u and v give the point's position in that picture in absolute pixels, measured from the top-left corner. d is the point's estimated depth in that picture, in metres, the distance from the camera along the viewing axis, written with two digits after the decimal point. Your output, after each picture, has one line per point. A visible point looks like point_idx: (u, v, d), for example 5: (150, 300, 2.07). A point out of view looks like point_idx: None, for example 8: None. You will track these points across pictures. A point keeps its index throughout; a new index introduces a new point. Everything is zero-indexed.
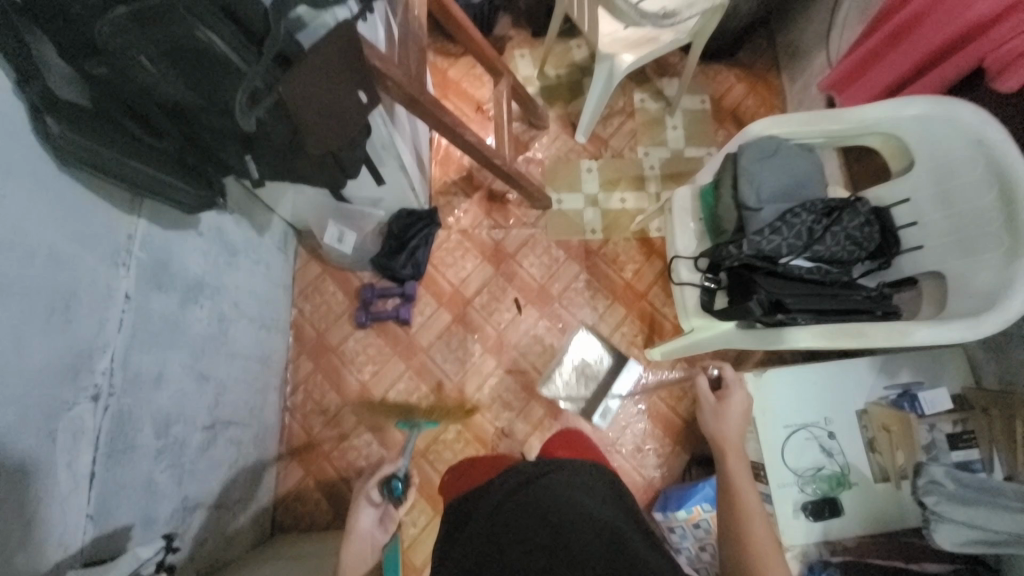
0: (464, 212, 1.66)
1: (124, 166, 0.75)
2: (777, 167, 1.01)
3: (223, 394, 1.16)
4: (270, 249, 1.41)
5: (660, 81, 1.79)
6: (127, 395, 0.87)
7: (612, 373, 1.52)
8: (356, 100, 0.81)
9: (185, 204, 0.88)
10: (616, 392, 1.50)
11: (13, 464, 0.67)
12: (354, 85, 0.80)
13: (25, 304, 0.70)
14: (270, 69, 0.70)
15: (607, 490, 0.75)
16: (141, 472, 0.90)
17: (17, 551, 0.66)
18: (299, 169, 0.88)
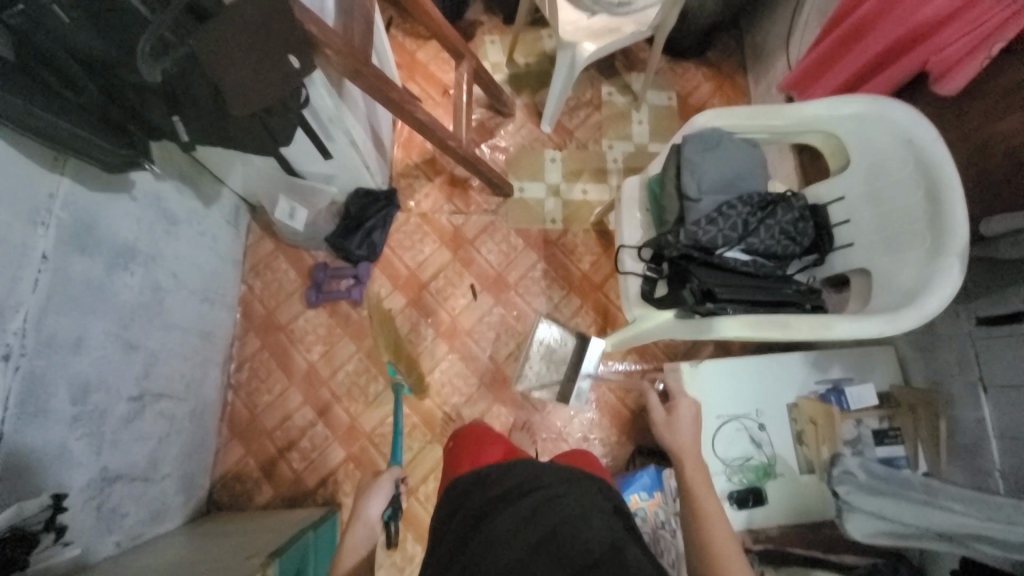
0: (424, 195, 1.65)
1: (42, 123, 0.71)
2: (719, 159, 1.02)
3: (155, 364, 1.13)
4: (217, 221, 1.38)
5: (628, 76, 1.79)
6: (41, 356, 0.84)
7: (577, 352, 1.47)
8: (286, 64, 0.80)
9: (106, 162, 0.85)
10: (587, 369, 1.44)
11: None
12: (285, 47, 0.78)
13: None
14: (179, 18, 0.71)
15: (592, 486, 0.79)
16: (53, 437, 0.87)
17: None
18: (230, 133, 0.87)
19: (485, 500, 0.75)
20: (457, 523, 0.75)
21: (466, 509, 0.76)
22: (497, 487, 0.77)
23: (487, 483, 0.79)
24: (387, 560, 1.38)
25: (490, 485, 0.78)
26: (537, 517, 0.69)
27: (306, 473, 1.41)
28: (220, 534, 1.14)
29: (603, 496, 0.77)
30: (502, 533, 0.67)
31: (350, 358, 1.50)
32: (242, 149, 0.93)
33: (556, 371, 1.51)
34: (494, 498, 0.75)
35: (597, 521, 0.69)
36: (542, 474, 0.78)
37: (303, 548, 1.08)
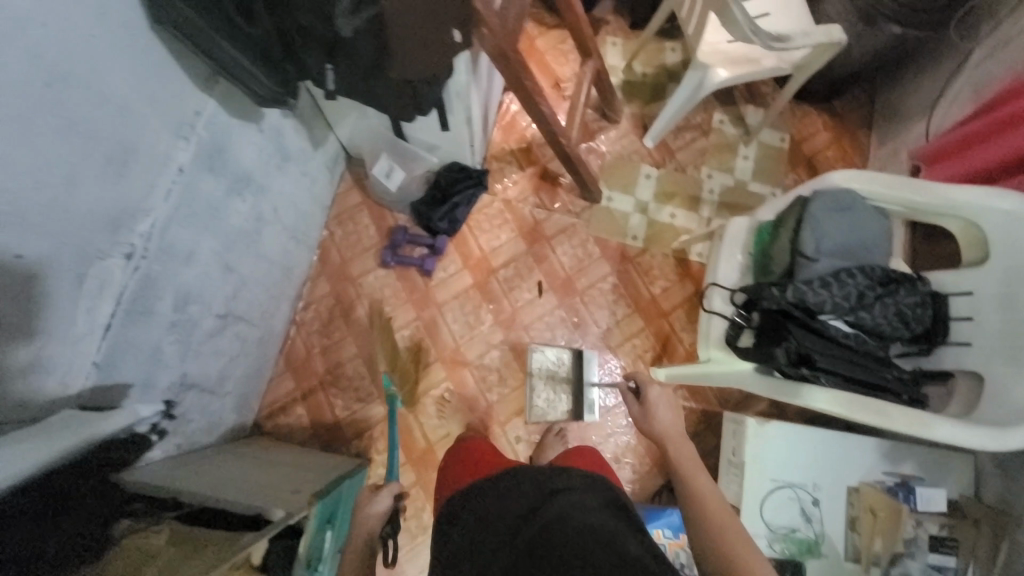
0: (513, 182, 1.64)
1: (212, 41, 0.77)
2: (846, 222, 0.97)
3: (242, 290, 1.19)
4: (319, 165, 1.42)
5: (745, 107, 1.72)
6: (157, 262, 0.90)
7: (576, 368, 1.48)
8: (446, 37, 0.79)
9: (257, 94, 0.88)
10: (591, 380, 1.45)
11: (34, 297, 0.70)
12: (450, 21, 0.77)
13: (77, 148, 0.71)
14: None
15: (595, 483, 0.74)
16: (152, 338, 0.93)
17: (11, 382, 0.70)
18: (374, 90, 0.89)
19: (485, 518, 0.74)
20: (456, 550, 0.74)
21: (470, 520, 0.77)
22: (489, 503, 0.76)
23: (482, 503, 0.78)
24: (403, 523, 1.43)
25: (488, 502, 0.77)
26: (525, 530, 0.66)
27: (345, 422, 1.46)
28: (263, 460, 1.18)
29: (604, 491, 0.73)
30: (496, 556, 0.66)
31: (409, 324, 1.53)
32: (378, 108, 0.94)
33: (561, 391, 1.49)
34: (487, 521, 0.73)
35: (589, 517, 0.65)
36: (539, 476, 0.76)
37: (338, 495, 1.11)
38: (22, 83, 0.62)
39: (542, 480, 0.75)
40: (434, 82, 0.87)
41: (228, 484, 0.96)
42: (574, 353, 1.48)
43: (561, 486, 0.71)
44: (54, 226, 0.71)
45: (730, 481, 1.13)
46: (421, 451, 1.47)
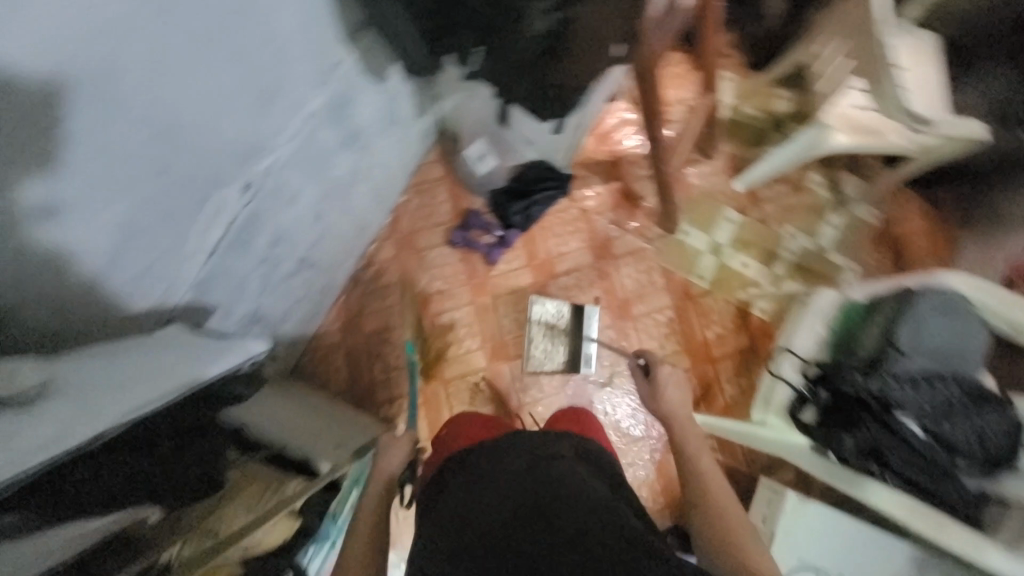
0: (594, 193, 1.62)
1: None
2: (944, 326, 0.96)
3: (323, 239, 1.20)
4: (416, 133, 1.42)
5: (844, 174, 1.67)
6: (267, 198, 0.91)
7: (574, 321, 1.50)
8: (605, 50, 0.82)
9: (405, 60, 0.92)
10: (590, 334, 1.48)
11: (159, 212, 0.72)
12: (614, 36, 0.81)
13: (234, 76, 0.72)
14: None
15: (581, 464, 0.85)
16: (242, 270, 0.95)
17: (122, 290, 0.72)
18: (514, 86, 0.87)
19: (491, 468, 0.84)
20: (461, 504, 0.79)
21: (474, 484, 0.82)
22: (489, 466, 0.84)
23: (484, 467, 0.85)
24: None
25: (488, 453, 0.88)
26: (524, 490, 0.75)
27: (380, 386, 1.48)
28: (306, 403, 1.19)
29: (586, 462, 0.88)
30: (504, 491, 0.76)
31: (461, 308, 1.54)
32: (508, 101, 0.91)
33: (558, 343, 1.51)
34: (487, 482, 0.81)
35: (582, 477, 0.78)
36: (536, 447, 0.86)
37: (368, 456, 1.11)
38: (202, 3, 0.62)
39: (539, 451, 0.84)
40: (578, 91, 0.88)
41: (277, 424, 0.96)
42: (575, 308, 1.50)
43: (558, 462, 0.81)
44: (196, 141, 0.72)
45: None
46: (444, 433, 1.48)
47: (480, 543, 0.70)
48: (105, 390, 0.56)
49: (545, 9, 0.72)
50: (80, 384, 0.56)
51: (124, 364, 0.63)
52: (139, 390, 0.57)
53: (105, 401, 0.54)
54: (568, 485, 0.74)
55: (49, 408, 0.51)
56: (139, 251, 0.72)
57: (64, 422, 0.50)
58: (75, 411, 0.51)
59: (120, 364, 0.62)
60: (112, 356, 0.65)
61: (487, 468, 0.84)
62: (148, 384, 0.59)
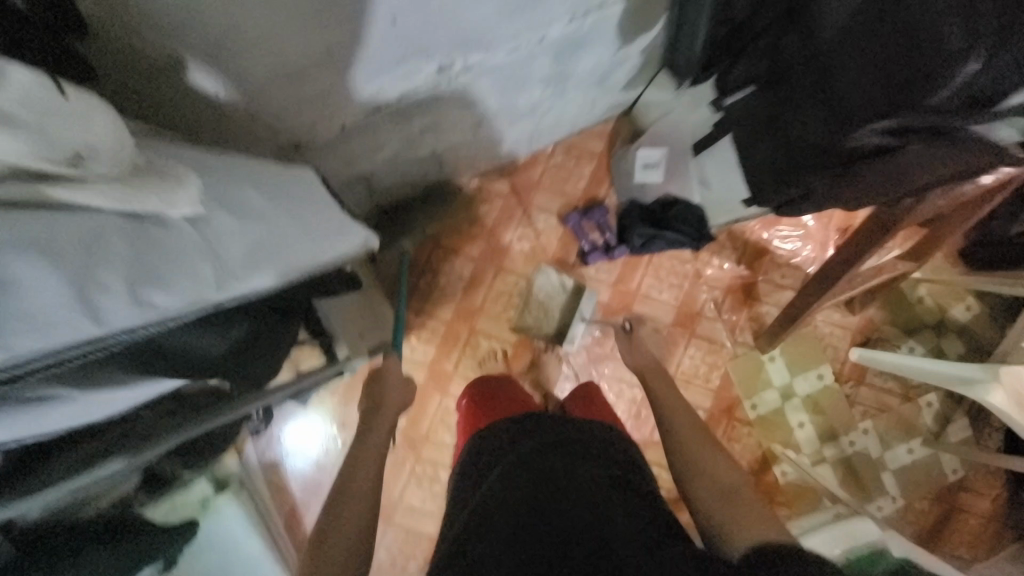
0: (720, 265, 1.49)
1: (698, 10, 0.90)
2: None
3: (467, 146, 1.14)
4: (608, 103, 1.31)
5: (962, 417, 1.48)
6: (452, 91, 0.86)
7: (572, 299, 1.46)
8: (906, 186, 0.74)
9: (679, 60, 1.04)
10: (583, 315, 1.44)
11: (363, 50, 0.68)
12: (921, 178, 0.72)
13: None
14: (914, 121, 0.69)
15: (591, 449, 0.74)
16: (387, 137, 0.90)
17: (274, 97, 0.70)
18: (780, 156, 0.86)
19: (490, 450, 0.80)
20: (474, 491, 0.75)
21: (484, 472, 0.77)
22: (494, 461, 0.77)
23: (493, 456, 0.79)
24: None
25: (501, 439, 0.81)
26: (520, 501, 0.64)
27: (418, 294, 1.47)
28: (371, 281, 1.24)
29: (600, 453, 0.73)
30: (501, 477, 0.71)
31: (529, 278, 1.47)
32: (747, 156, 0.93)
33: (550, 316, 1.47)
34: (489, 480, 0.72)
35: (588, 475, 0.67)
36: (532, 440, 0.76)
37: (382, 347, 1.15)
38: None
39: (542, 448, 0.73)
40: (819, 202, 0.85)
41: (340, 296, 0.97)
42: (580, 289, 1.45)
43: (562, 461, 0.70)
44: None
45: None
46: (439, 372, 1.47)
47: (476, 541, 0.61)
48: (233, 245, 0.52)
49: (880, 129, 0.72)
50: (222, 230, 0.52)
51: (270, 212, 0.58)
52: (256, 258, 0.53)
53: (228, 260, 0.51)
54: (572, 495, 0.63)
55: (183, 249, 0.48)
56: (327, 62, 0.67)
57: (182, 290, 0.46)
58: (201, 268, 0.48)
59: (267, 211, 0.58)
60: (262, 184, 0.61)
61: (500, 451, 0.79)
62: (266, 260, 0.54)
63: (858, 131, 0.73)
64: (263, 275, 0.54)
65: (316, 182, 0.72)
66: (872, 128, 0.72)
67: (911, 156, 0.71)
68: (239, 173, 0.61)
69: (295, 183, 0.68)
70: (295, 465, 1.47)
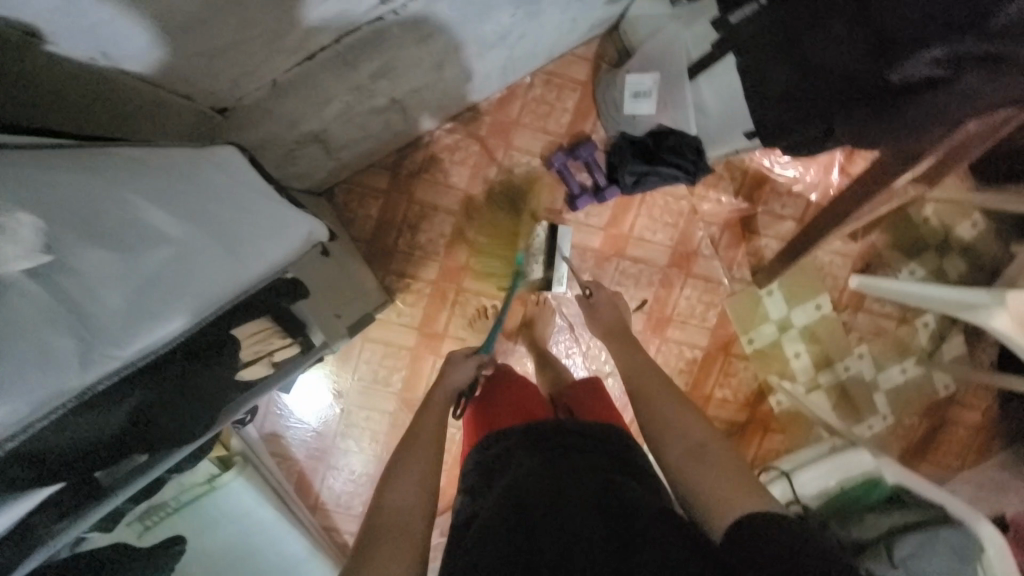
0: (716, 200, 1.40)
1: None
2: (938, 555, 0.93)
3: (432, 89, 1.00)
4: (591, 22, 1.14)
5: (954, 334, 1.48)
6: (400, 26, 0.72)
7: (550, 240, 1.34)
8: (923, 135, 0.74)
9: None
10: (563, 253, 1.34)
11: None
12: (932, 130, 0.72)
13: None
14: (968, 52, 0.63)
15: (582, 440, 0.77)
16: (332, 90, 0.77)
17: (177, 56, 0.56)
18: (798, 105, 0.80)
19: (513, 442, 0.78)
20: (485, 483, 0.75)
21: (496, 467, 0.76)
22: (508, 457, 0.76)
23: (503, 450, 0.78)
24: (372, 367, 1.44)
25: (514, 438, 0.79)
26: (530, 496, 0.65)
27: (398, 256, 1.38)
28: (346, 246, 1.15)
29: (601, 446, 0.76)
30: (524, 464, 0.72)
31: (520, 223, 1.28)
32: (765, 84, 0.84)
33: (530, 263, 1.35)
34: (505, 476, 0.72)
35: (583, 468, 0.69)
36: (536, 435, 0.78)
37: (364, 322, 1.11)
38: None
39: (543, 446, 0.75)
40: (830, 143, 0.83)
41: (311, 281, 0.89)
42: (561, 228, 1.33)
43: (566, 457, 0.72)
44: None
45: None
46: (431, 332, 1.42)
47: (498, 530, 0.61)
48: (115, 299, 0.48)
49: (933, 59, 0.65)
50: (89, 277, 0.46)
51: (172, 239, 0.53)
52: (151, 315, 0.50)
53: (105, 319, 0.47)
54: (580, 490, 0.65)
55: (43, 321, 0.43)
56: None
57: (33, 387, 0.43)
58: (57, 346, 0.44)
59: (172, 232, 0.53)
60: (169, 194, 0.55)
61: (508, 443, 0.79)
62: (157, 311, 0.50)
63: (905, 64, 0.66)
64: (156, 329, 0.50)
65: (241, 163, 0.69)
66: (920, 59, 0.65)
67: (959, 90, 0.66)
68: (131, 180, 0.53)
69: (206, 174, 0.62)
70: (296, 434, 1.47)
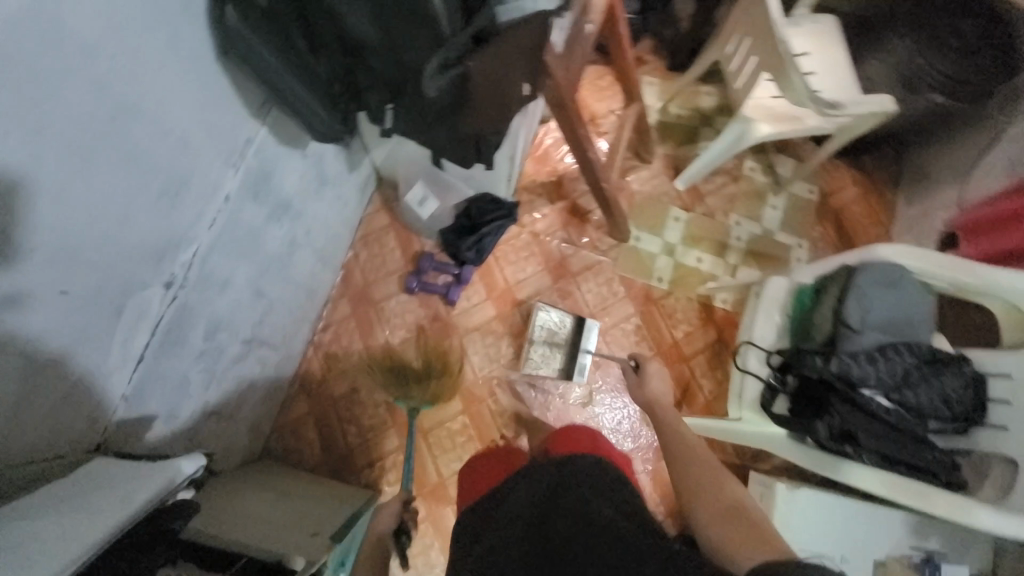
0: (542, 215, 1.62)
1: (276, 73, 0.76)
2: (891, 299, 0.97)
3: (270, 314, 1.15)
4: (352, 187, 1.39)
5: (776, 157, 1.71)
6: (194, 293, 0.87)
7: (575, 334, 1.48)
8: (517, 91, 0.78)
9: (316, 130, 0.88)
10: (587, 347, 1.45)
11: (69, 331, 0.67)
12: (520, 74, 0.78)
13: (187, 75, 0.72)
14: (465, 43, 0.69)
15: (584, 473, 0.80)
16: (180, 368, 0.90)
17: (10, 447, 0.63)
18: (435, 136, 0.84)
19: (502, 515, 0.80)
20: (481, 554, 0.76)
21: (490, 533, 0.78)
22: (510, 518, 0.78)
23: (502, 513, 0.80)
24: (410, 561, 1.38)
25: (516, 497, 0.82)
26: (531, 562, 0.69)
27: (358, 450, 1.42)
28: (282, 488, 1.14)
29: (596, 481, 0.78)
30: (498, 528, 0.78)
31: (401, 375, 1.38)
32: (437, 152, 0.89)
33: (554, 353, 1.49)
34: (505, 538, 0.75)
35: (577, 507, 0.73)
36: (538, 485, 0.81)
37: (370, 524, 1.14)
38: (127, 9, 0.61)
39: (544, 498, 0.78)
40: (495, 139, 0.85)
41: (261, 522, 0.93)
42: (479, 317, 1.54)
43: (565, 500, 0.76)
44: (96, 227, 0.66)
45: None
46: (432, 485, 1.42)
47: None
48: (45, 540, 0.55)
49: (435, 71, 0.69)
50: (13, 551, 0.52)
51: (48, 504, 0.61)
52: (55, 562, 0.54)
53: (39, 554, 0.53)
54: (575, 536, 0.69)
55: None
56: (20, 368, 0.61)
57: None
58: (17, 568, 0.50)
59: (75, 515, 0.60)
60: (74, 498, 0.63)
61: (508, 508, 0.81)
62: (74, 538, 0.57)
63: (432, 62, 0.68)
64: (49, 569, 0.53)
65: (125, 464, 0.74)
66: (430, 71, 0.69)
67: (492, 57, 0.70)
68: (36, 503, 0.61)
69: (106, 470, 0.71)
70: None
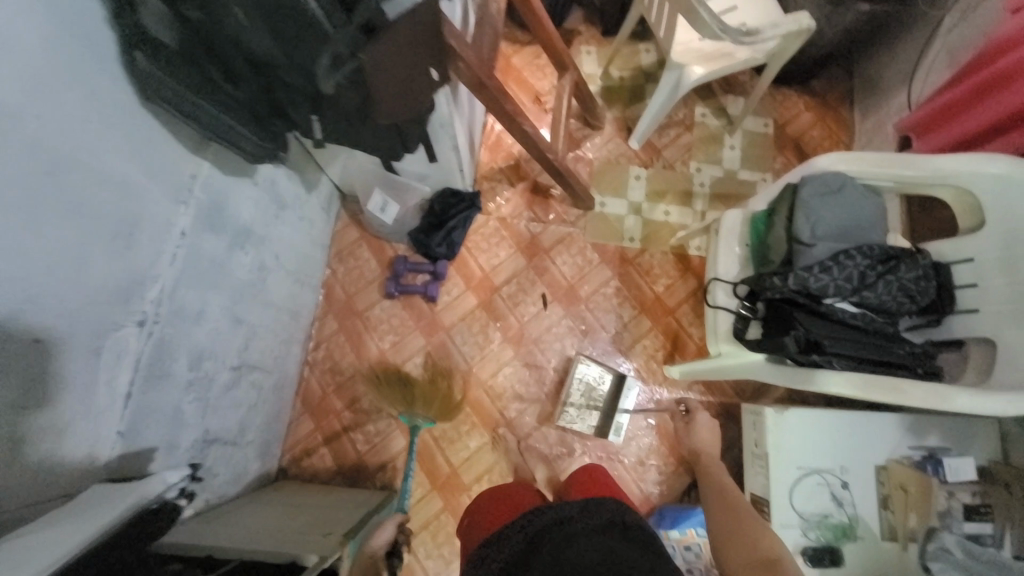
0: (505, 200, 1.66)
1: (197, 105, 0.79)
2: (839, 205, 0.98)
3: (254, 338, 1.21)
4: (315, 208, 1.45)
5: (724, 98, 1.72)
6: (169, 327, 0.92)
7: (614, 392, 1.46)
8: (426, 76, 0.82)
9: (248, 152, 0.92)
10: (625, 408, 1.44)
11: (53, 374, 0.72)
12: (426, 59, 0.81)
13: (111, 121, 0.76)
14: (357, 35, 0.74)
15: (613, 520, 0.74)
16: (170, 400, 0.95)
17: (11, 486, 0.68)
18: (363, 135, 0.92)
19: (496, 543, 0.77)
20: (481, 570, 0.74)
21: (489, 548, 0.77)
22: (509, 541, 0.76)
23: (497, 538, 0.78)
24: (437, 551, 1.41)
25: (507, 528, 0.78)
26: None
27: (368, 455, 1.47)
28: (291, 504, 1.16)
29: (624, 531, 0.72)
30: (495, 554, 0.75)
31: (408, 393, 1.39)
32: (369, 150, 0.98)
33: (592, 408, 1.47)
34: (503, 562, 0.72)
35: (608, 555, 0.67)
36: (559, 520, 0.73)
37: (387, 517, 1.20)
38: (35, 66, 0.64)
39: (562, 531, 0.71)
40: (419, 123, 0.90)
41: (260, 530, 0.96)
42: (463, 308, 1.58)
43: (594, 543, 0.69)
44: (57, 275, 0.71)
45: (757, 474, 1.16)
46: (445, 476, 1.46)
47: None
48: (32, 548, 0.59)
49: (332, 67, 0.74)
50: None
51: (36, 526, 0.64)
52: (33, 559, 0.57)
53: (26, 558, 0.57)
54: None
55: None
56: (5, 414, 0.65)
57: None
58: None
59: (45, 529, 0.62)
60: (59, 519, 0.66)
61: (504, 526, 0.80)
62: (58, 543, 0.61)
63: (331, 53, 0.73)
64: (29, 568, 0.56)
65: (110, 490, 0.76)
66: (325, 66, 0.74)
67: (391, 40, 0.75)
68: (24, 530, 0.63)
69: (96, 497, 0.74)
70: None
